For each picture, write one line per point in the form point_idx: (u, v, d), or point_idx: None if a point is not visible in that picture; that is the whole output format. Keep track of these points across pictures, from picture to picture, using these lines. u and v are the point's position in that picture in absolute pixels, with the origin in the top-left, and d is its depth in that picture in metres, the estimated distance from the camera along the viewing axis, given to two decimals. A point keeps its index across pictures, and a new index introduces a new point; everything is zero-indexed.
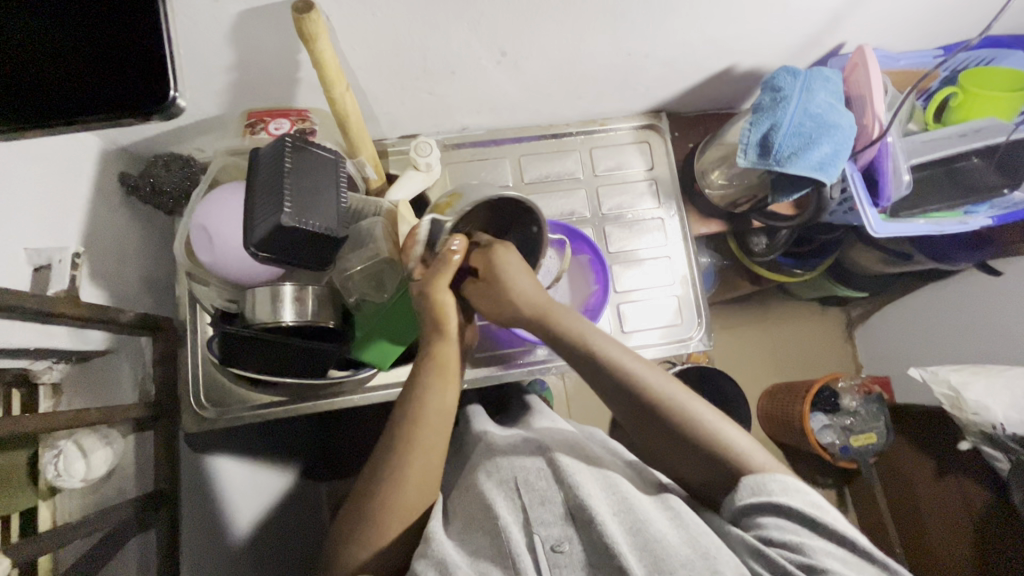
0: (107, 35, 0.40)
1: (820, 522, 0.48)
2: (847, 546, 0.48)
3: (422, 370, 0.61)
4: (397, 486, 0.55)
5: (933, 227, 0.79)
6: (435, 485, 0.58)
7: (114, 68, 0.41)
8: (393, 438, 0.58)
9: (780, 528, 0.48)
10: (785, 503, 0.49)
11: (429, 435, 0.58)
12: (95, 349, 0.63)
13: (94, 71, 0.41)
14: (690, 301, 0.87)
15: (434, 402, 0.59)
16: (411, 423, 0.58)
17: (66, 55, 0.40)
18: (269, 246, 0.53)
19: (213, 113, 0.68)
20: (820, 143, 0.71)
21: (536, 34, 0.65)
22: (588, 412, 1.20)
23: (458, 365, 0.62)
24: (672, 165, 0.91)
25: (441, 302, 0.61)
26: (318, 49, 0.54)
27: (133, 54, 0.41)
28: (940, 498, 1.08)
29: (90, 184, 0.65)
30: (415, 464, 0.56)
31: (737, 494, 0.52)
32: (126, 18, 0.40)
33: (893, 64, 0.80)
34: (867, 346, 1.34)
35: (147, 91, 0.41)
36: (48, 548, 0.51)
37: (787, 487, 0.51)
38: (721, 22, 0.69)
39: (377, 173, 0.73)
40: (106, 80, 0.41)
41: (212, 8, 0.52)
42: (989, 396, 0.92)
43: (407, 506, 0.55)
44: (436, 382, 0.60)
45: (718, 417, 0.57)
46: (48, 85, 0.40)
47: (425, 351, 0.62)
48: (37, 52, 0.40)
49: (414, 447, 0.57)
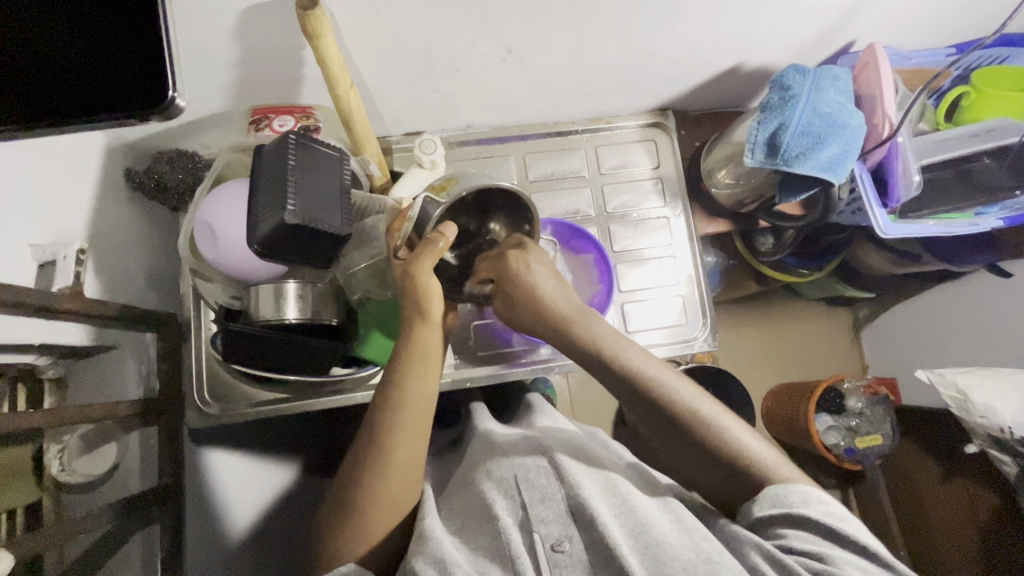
0: (98, 36, 0.40)
1: (840, 532, 0.48)
2: (867, 556, 0.47)
3: (402, 354, 0.60)
4: (379, 477, 0.55)
5: (943, 229, 0.78)
6: (419, 478, 0.58)
7: (107, 71, 0.41)
8: (376, 426, 0.57)
9: (799, 538, 0.48)
10: (808, 515, 0.49)
11: (410, 424, 0.57)
12: (84, 344, 0.62)
13: (95, 70, 0.41)
14: (696, 301, 0.86)
15: (416, 394, 0.58)
16: (393, 410, 0.57)
17: (58, 57, 0.40)
18: (272, 243, 0.53)
19: (218, 109, 0.68)
20: (829, 143, 0.70)
21: (542, 31, 0.65)
22: (592, 410, 1.20)
23: (438, 350, 0.62)
24: (679, 163, 0.90)
25: (423, 284, 0.60)
26: (323, 45, 0.53)
27: (128, 58, 0.41)
28: (946, 500, 1.07)
29: (95, 179, 0.65)
30: (399, 450, 0.56)
31: (757, 506, 0.51)
32: (119, 19, 0.40)
33: (905, 62, 0.79)
34: (874, 347, 1.33)
35: (140, 91, 0.41)
36: (51, 542, 0.51)
37: (808, 498, 0.50)
38: (729, 20, 0.69)
39: (381, 169, 0.72)
40: (99, 82, 0.41)
41: (215, 4, 0.52)
42: (998, 399, 0.91)
43: (393, 504, 0.56)
44: (417, 367, 0.60)
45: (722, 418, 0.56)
46: (43, 88, 0.40)
47: (403, 336, 0.62)
48: (40, 51, 0.40)
49: (398, 434, 0.56)
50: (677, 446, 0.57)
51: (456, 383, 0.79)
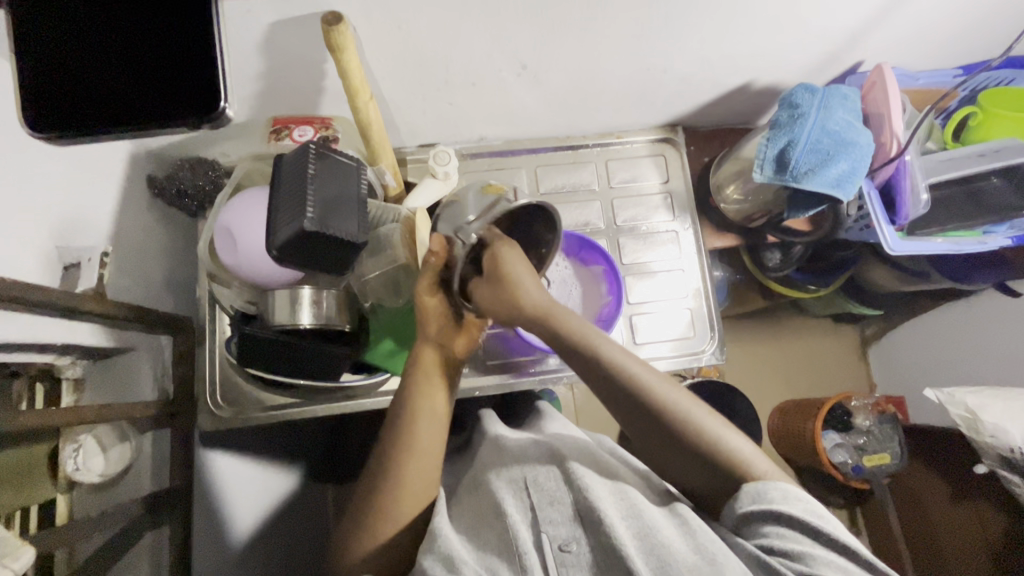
0: (153, 51, 0.46)
1: (820, 531, 0.48)
2: (845, 552, 0.47)
3: (411, 377, 0.62)
4: (391, 490, 0.56)
5: (952, 246, 0.79)
6: (437, 477, 0.59)
7: (145, 83, 0.46)
8: (385, 443, 0.59)
9: (780, 536, 0.48)
10: (784, 512, 0.49)
11: (422, 439, 0.58)
12: (97, 344, 0.61)
13: (150, 84, 0.46)
14: (703, 314, 0.87)
15: (425, 411, 0.59)
16: (404, 428, 0.59)
17: (117, 68, 0.46)
18: (290, 250, 0.53)
19: (240, 119, 0.70)
20: (838, 160, 0.71)
21: (558, 48, 0.66)
22: (597, 423, 1.20)
23: (447, 368, 0.63)
24: (687, 178, 0.91)
25: (427, 304, 0.62)
26: (344, 59, 0.55)
27: (179, 70, 0.46)
28: (955, 521, 1.06)
29: (119, 185, 0.67)
30: (414, 464, 0.57)
31: (739, 503, 0.51)
32: (176, 36, 0.46)
33: (913, 83, 0.81)
34: (882, 365, 1.33)
35: (195, 103, 0.46)
36: (69, 538, 0.52)
37: (787, 494, 0.50)
38: (740, 39, 0.70)
39: (396, 179, 0.74)
40: (138, 92, 0.46)
41: (244, 19, 0.54)
42: (1005, 419, 0.91)
43: (403, 511, 0.56)
44: (426, 386, 0.61)
45: (718, 425, 0.56)
46: (96, 98, 0.46)
47: (411, 359, 0.63)
48: (101, 67, 0.45)
49: (409, 450, 0.58)
50: (674, 450, 0.56)
51: (465, 391, 0.79)
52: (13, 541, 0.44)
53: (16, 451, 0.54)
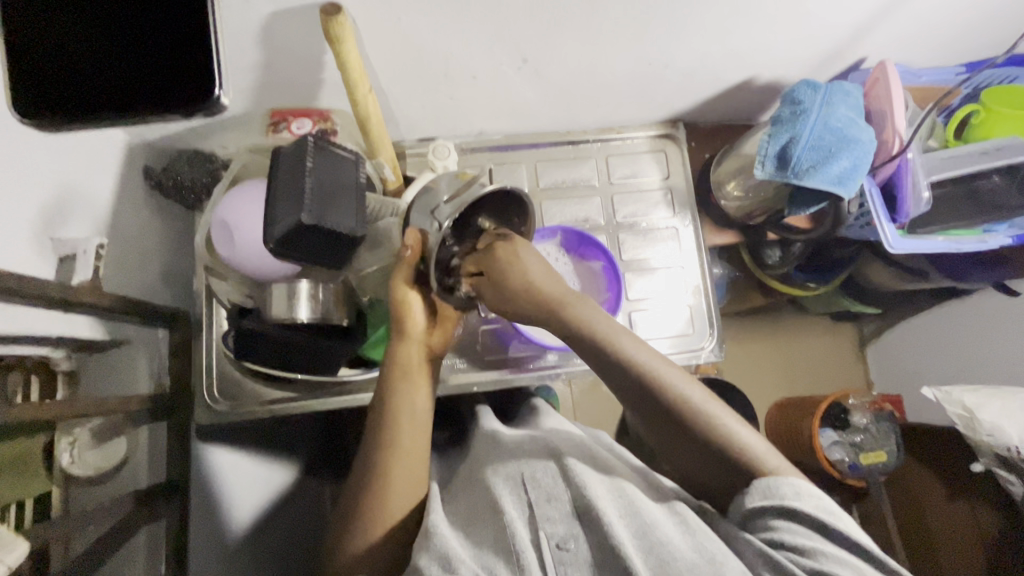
0: (145, 36, 0.45)
1: (832, 527, 0.48)
2: (850, 553, 0.47)
3: (388, 373, 0.61)
4: (382, 489, 0.56)
5: (952, 244, 0.79)
6: (424, 475, 0.59)
7: (138, 70, 0.45)
8: (375, 441, 0.58)
9: (791, 532, 0.48)
10: (798, 508, 0.49)
11: (406, 438, 0.58)
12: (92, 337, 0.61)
13: (143, 70, 0.45)
14: (703, 310, 0.87)
15: (405, 409, 0.59)
16: (385, 426, 0.59)
17: (110, 53, 0.45)
18: (287, 244, 0.52)
19: (238, 112, 0.70)
20: (839, 157, 0.71)
21: (559, 42, 0.66)
22: (593, 420, 1.20)
23: (423, 366, 0.63)
24: (687, 174, 0.91)
25: (405, 301, 0.61)
26: (343, 51, 0.55)
27: (173, 56, 0.45)
28: (951, 520, 1.06)
29: (115, 176, 0.67)
30: (402, 463, 0.57)
31: (749, 497, 0.51)
32: (171, 21, 0.45)
33: (914, 80, 0.80)
34: (880, 364, 1.33)
35: (189, 91, 0.45)
36: (63, 533, 0.52)
37: (800, 491, 0.50)
38: (742, 34, 0.69)
39: (395, 173, 0.72)
40: (130, 79, 0.45)
41: (242, 9, 0.53)
42: (1003, 418, 0.91)
43: (395, 511, 0.56)
44: (402, 384, 0.61)
45: (731, 419, 0.56)
46: (89, 84, 0.45)
47: (388, 355, 0.63)
48: (95, 53, 0.45)
49: (396, 450, 0.57)
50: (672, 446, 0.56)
51: (462, 387, 0.79)
52: (3, 535, 0.43)
53: (11, 445, 0.53)
